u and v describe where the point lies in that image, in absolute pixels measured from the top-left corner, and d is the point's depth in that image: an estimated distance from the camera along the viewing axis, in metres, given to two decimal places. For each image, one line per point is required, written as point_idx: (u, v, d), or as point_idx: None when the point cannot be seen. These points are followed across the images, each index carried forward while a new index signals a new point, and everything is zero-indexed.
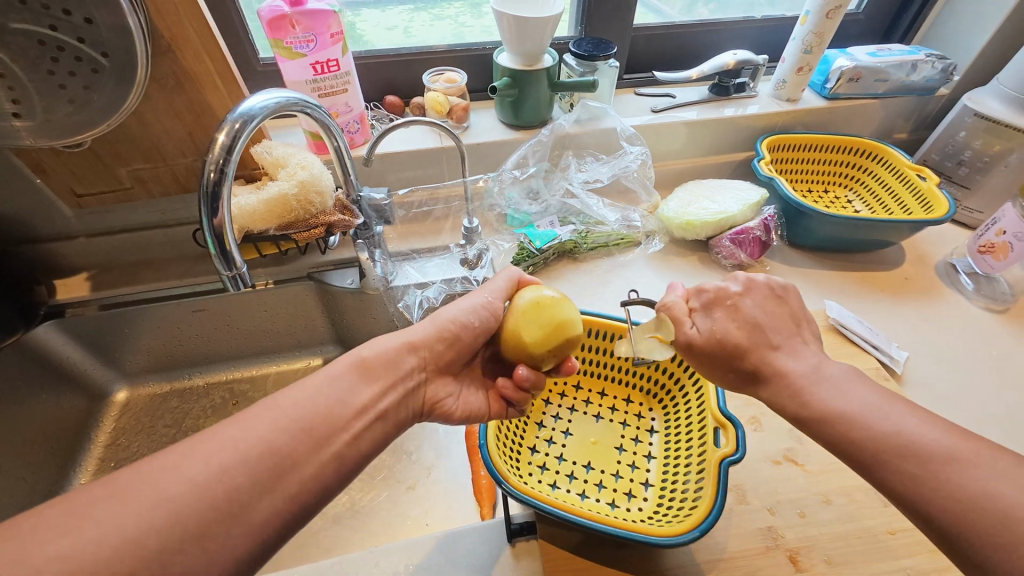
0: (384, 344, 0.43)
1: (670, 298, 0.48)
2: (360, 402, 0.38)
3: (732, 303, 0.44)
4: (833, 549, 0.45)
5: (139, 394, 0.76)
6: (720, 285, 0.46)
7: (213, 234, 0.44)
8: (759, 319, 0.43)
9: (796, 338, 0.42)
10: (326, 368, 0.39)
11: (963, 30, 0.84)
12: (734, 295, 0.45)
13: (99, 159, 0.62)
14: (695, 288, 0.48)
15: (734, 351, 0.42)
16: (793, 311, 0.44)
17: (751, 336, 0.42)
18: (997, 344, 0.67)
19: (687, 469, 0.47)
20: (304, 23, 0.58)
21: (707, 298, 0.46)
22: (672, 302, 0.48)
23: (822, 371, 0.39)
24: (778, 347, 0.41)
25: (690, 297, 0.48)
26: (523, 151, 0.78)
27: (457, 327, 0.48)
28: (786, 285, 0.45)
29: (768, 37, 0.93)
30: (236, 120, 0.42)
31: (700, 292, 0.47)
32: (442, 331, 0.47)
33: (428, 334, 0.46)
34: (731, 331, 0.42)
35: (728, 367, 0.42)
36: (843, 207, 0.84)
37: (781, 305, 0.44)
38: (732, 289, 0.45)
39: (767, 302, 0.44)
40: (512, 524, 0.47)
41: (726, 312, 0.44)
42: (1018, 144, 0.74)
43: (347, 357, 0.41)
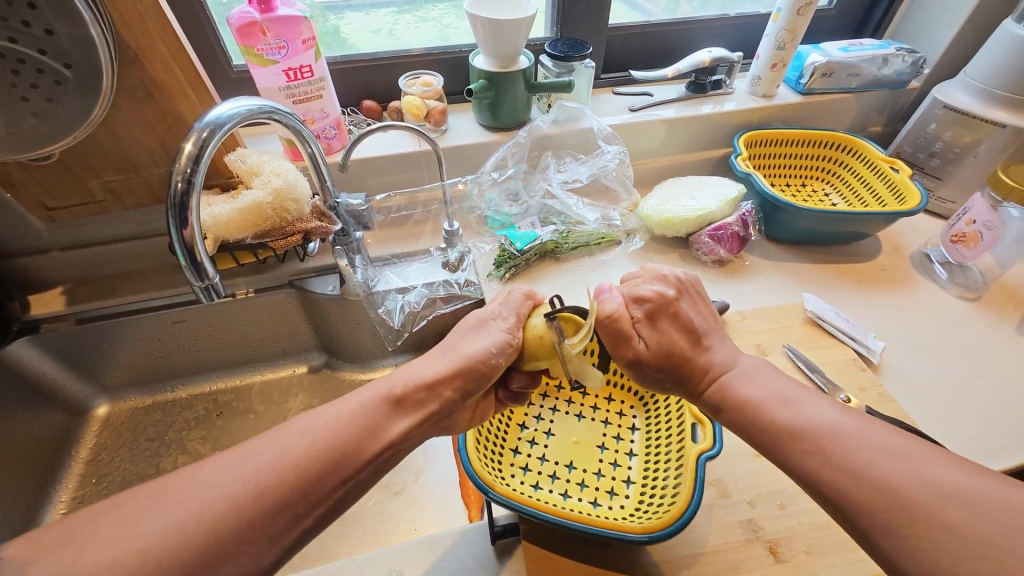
0: (413, 381, 0.40)
1: (615, 309, 0.44)
2: (387, 438, 0.37)
3: (673, 311, 0.44)
4: (813, 539, 0.45)
5: (121, 408, 0.75)
6: (657, 291, 0.45)
7: (183, 245, 0.43)
8: (697, 325, 0.44)
9: (719, 337, 0.45)
10: (357, 399, 0.37)
11: (932, 23, 0.86)
12: (671, 301, 0.44)
13: (69, 172, 0.61)
14: (630, 293, 0.45)
15: (680, 361, 0.42)
16: (710, 308, 0.47)
17: (691, 342, 0.43)
18: (972, 331, 0.68)
19: (668, 465, 0.48)
20: (275, 29, 0.58)
21: (650, 307, 0.44)
22: (618, 313, 0.44)
23: (742, 365, 0.42)
24: (708, 347, 0.43)
25: (631, 302, 0.45)
26: (502, 152, 0.78)
27: (479, 364, 0.43)
28: (698, 279, 0.48)
29: (743, 34, 0.94)
30: (204, 129, 0.41)
31: (640, 300, 0.44)
32: (463, 367, 0.42)
33: (447, 373, 0.41)
34: (675, 341, 0.43)
35: (672, 377, 0.43)
36: (820, 201, 0.85)
37: (703, 306, 0.46)
38: (670, 295, 0.45)
39: (695, 304, 0.46)
40: (496, 526, 0.47)
41: (670, 322, 0.43)
42: (986, 135, 0.75)
43: (374, 392, 0.38)
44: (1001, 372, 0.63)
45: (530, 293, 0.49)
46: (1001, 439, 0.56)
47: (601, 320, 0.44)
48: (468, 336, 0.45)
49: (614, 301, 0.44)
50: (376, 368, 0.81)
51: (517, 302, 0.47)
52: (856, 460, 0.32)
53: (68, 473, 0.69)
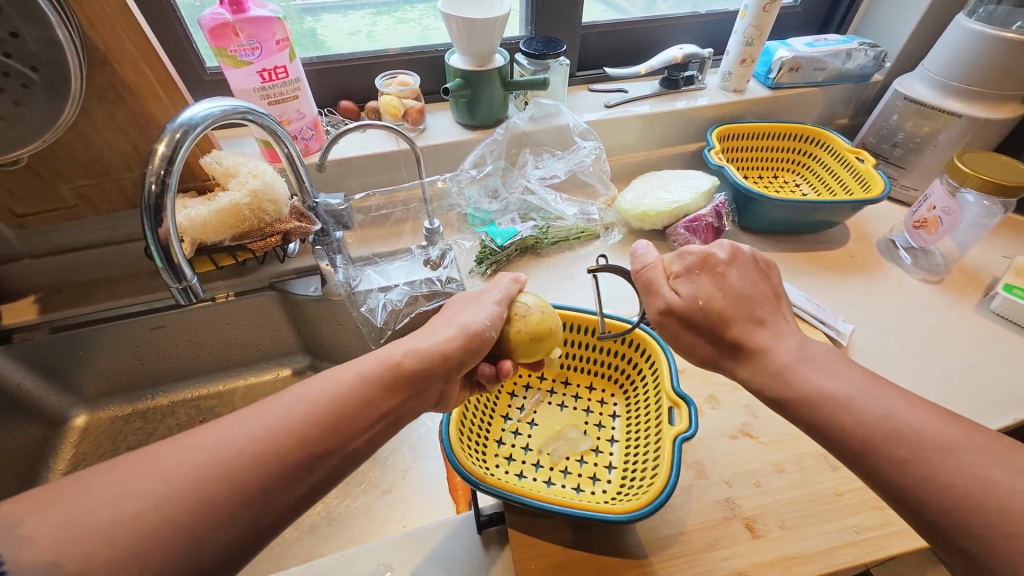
0: (418, 351, 0.42)
1: (650, 261, 0.47)
2: (386, 408, 0.38)
3: (719, 272, 0.44)
4: (787, 514, 0.47)
5: (100, 417, 0.74)
6: (705, 250, 0.45)
7: (159, 246, 0.43)
8: (743, 289, 0.43)
9: (775, 314, 0.43)
10: (356, 369, 0.39)
11: (892, 18, 0.89)
12: (722, 262, 0.44)
13: (40, 177, 0.60)
14: (676, 252, 0.47)
15: (713, 316, 0.42)
16: (773, 286, 0.45)
17: (736, 305, 0.42)
18: (935, 312, 0.71)
19: (647, 449, 0.49)
20: (248, 30, 0.58)
21: (691, 263, 0.45)
22: (652, 265, 0.47)
23: (807, 355, 0.39)
24: (760, 321, 0.42)
25: (676, 258, 0.46)
26: (480, 151, 0.79)
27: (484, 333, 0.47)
28: (766, 260, 0.46)
29: (713, 31, 0.96)
30: (176, 130, 0.41)
31: (683, 255, 0.46)
32: (468, 336, 0.46)
33: (452, 342, 0.45)
34: (712, 297, 0.43)
35: (703, 330, 0.43)
36: (791, 191, 0.88)
37: (764, 280, 0.45)
38: (716, 255, 0.45)
39: (751, 274, 0.45)
40: (482, 516, 0.48)
41: (711, 280, 0.44)
42: (944, 124, 0.79)
43: (379, 359, 0.40)
44: (962, 350, 0.66)
45: (516, 279, 0.54)
46: (962, 413, 0.59)
47: (637, 270, 0.48)
48: (468, 310, 0.49)
49: (650, 256, 0.47)
50: None
51: (506, 283, 0.53)
52: None
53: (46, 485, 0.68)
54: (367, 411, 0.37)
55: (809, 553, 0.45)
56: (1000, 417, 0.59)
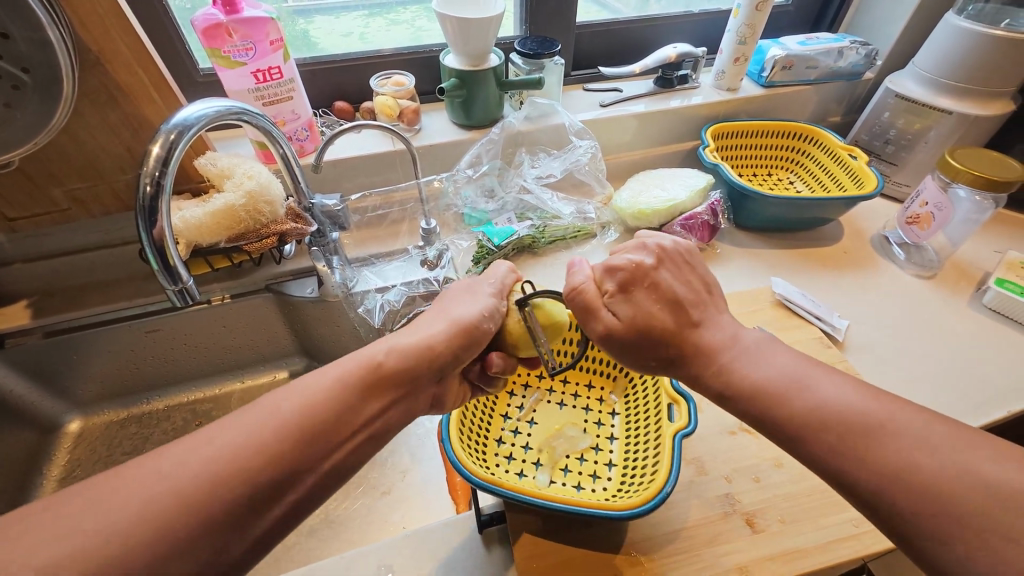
0: (402, 349, 0.41)
1: (582, 280, 0.44)
2: (365, 416, 0.37)
3: (650, 282, 0.42)
4: (786, 509, 0.48)
5: (94, 423, 0.73)
6: (634, 259, 0.43)
7: (154, 248, 0.43)
8: (678, 293, 0.42)
9: (712, 310, 0.43)
10: (336, 371, 0.38)
11: (882, 17, 0.90)
12: (649, 270, 0.42)
13: (31, 181, 0.59)
14: (602, 266, 0.44)
15: (660, 335, 0.40)
16: (701, 276, 0.44)
17: (675, 316, 0.41)
18: (929, 306, 0.72)
19: (646, 446, 0.49)
20: (242, 31, 0.58)
21: (622, 278, 0.42)
22: (584, 285, 0.43)
23: (740, 341, 0.40)
24: (698, 322, 0.41)
25: (603, 276, 0.44)
26: (476, 150, 0.79)
27: (475, 329, 0.45)
28: (687, 247, 0.45)
29: (706, 30, 0.97)
30: (171, 131, 0.41)
31: (613, 271, 0.43)
32: (458, 330, 0.44)
33: (443, 337, 0.43)
34: (654, 313, 0.41)
35: (653, 354, 0.41)
36: (785, 189, 0.88)
37: (691, 273, 0.44)
38: (645, 264, 0.43)
39: (678, 272, 0.44)
40: (483, 515, 0.48)
41: (645, 293, 0.41)
42: (935, 121, 0.80)
43: (358, 362, 0.39)
44: (956, 344, 0.67)
45: (513, 269, 0.51)
46: (957, 406, 0.60)
47: (569, 294, 0.44)
48: (461, 302, 0.47)
49: (584, 273, 0.44)
50: None
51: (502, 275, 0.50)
52: (816, 426, 0.34)
53: (40, 492, 0.67)
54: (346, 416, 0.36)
55: (809, 546, 0.45)
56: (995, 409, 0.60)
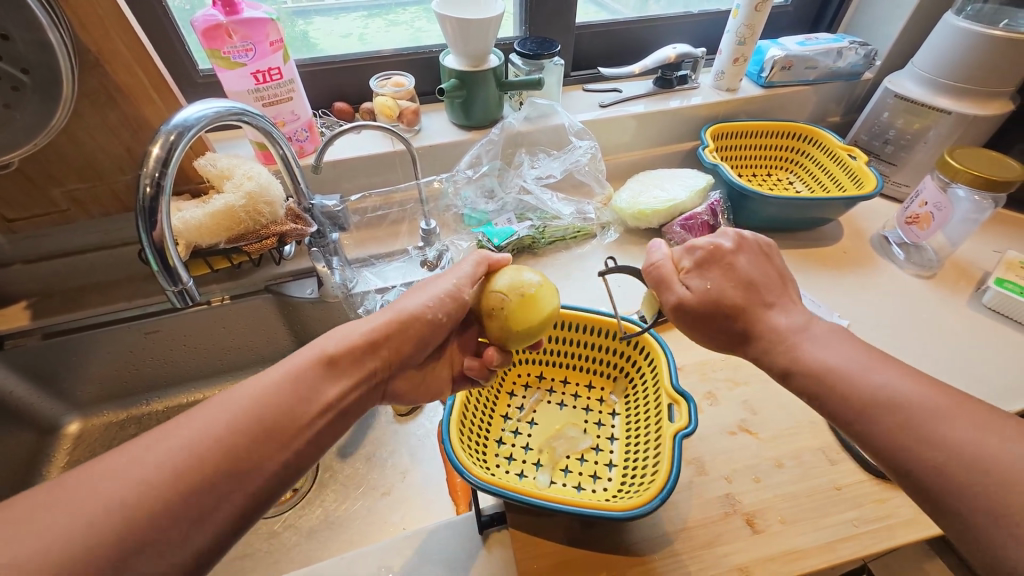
0: (351, 339, 0.42)
1: (661, 257, 0.47)
2: (327, 398, 0.38)
3: (727, 262, 0.43)
4: (787, 509, 0.48)
5: (94, 424, 0.73)
6: (712, 242, 0.45)
7: (154, 248, 0.43)
8: (753, 277, 0.43)
9: (785, 298, 0.43)
10: (287, 366, 0.38)
11: (881, 17, 0.90)
12: (727, 253, 0.44)
13: (31, 182, 0.59)
14: (683, 248, 0.46)
15: (729, 309, 0.42)
16: (778, 268, 0.45)
17: (746, 293, 0.42)
18: (930, 306, 0.72)
19: (647, 446, 0.49)
20: (241, 32, 0.58)
21: (700, 258, 0.45)
22: (662, 261, 0.46)
23: (810, 330, 0.40)
24: (770, 304, 0.42)
25: (683, 255, 0.46)
26: (476, 150, 0.79)
27: (418, 318, 0.46)
28: (769, 243, 0.46)
29: (705, 31, 0.97)
30: (171, 132, 0.41)
31: (693, 250, 0.45)
32: (401, 320, 0.45)
33: (388, 324, 0.45)
34: (725, 290, 0.42)
35: (722, 327, 0.43)
36: (785, 189, 0.89)
37: (769, 264, 0.45)
38: (724, 246, 0.44)
39: (757, 260, 0.45)
40: (483, 516, 0.48)
41: (721, 272, 0.43)
42: (934, 121, 0.80)
43: (310, 352, 0.40)
44: (956, 343, 0.67)
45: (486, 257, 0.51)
46: None
47: (648, 269, 0.47)
48: (406, 297, 0.48)
49: (663, 252, 0.47)
50: None
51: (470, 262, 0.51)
52: None
53: None
54: (307, 400, 0.37)
55: (809, 546, 0.45)
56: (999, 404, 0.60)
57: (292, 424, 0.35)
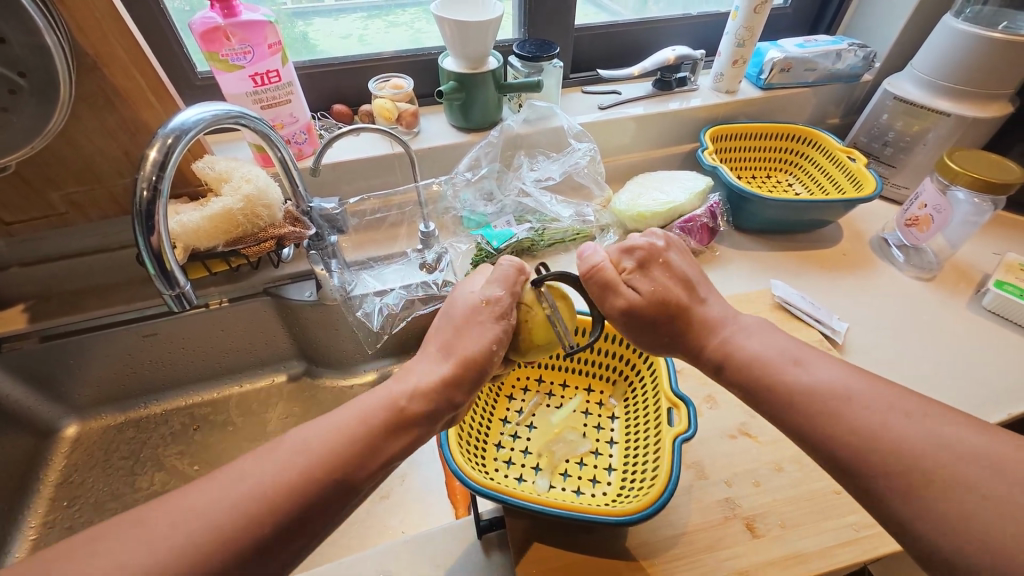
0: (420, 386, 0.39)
1: (599, 259, 0.44)
2: (385, 457, 0.36)
3: (664, 261, 0.44)
4: (787, 513, 0.47)
5: (92, 427, 0.73)
6: (648, 241, 0.45)
7: (151, 252, 0.42)
8: (688, 274, 0.44)
9: (712, 290, 0.45)
10: (359, 411, 0.37)
11: (880, 19, 0.90)
12: (662, 251, 0.45)
13: (29, 185, 0.59)
14: (620, 247, 0.45)
15: (675, 310, 0.42)
16: (703, 260, 0.47)
17: (685, 292, 0.43)
18: (930, 308, 0.72)
19: (646, 450, 0.49)
20: (239, 34, 0.57)
21: (639, 257, 0.44)
22: (601, 263, 0.44)
23: (738, 320, 0.43)
24: (705, 300, 0.44)
25: (620, 255, 0.45)
26: (475, 153, 0.79)
27: (483, 361, 0.41)
28: (691, 237, 0.49)
29: (704, 32, 0.97)
30: (168, 135, 0.41)
31: (630, 251, 0.44)
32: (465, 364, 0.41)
33: (455, 371, 0.40)
34: (670, 289, 0.43)
35: (668, 330, 0.43)
36: (784, 191, 0.89)
37: (696, 257, 0.47)
38: (660, 245, 0.45)
39: (688, 255, 0.46)
40: (482, 520, 0.48)
41: (661, 271, 0.44)
42: (933, 123, 0.80)
43: (382, 399, 0.38)
44: (957, 346, 0.67)
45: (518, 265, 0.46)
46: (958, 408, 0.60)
47: (587, 273, 0.44)
48: (465, 329, 0.43)
49: (601, 254, 0.44)
50: (356, 373, 0.81)
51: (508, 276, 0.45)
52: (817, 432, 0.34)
53: (37, 497, 0.67)
54: (369, 457, 0.35)
55: (810, 550, 0.45)
56: (987, 415, 0.59)
57: (344, 455, 0.34)
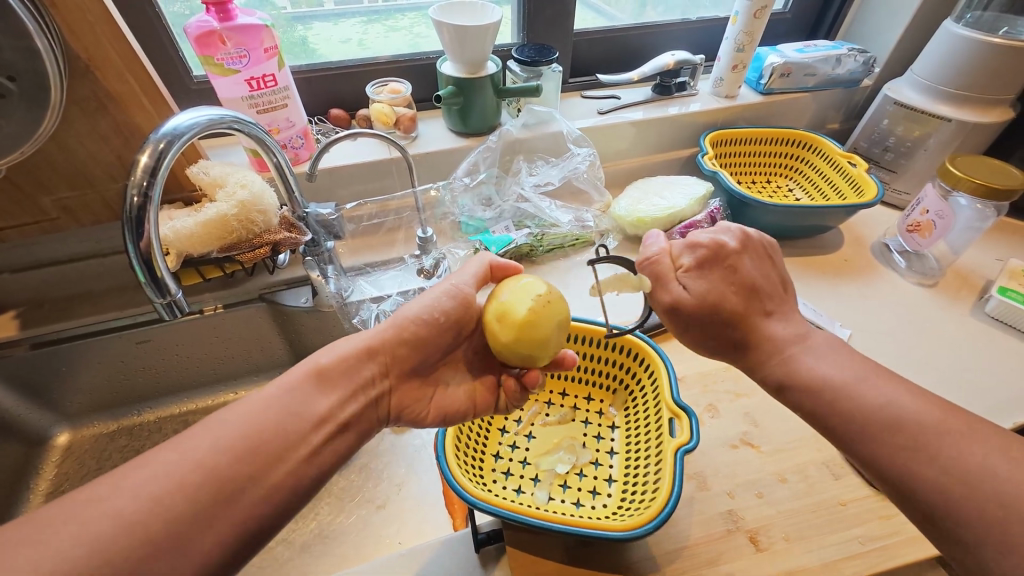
0: (343, 350, 0.42)
1: (657, 252, 0.46)
2: (319, 413, 0.38)
3: (730, 263, 0.43)
4: (792, 525, 0.46)
5: (83, 435, 0.72)
6: (715, 241, 0.45)
7: (141, 259, 0.41)
8: (756, 280, 0.43)
9: (783, 303, 0.44)
10: (279, 381, 0.39)
11: (880, 24, 0.90)
12: (732, 252, 0.44)
13: (19, 190, 0.58)
14: (684, 243, 0.46)
15: (731, 316, 0.42)
16: (780, 272, 0.45)
17: (747, 300, 0.43)
18: (933, 315, 0.71)
19: (647, 462, 0.48)
20: (235, 38, 0.57)
21: (702, 255, 0.44)
22: (660, 258, 0.46)
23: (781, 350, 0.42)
24: (768, 312, 0.43)
25: (683, 251, 0.45)
26: (473, 158, 0.78)
27: (417, 324, 0.45)
28: (773, 243, 0.47)
29: (703, 37, 0.97)
30: (160, 140, 0.40)
31: (694, 247, 0.45)
32: (398, 323, 0.45)
33: (386, 332, 0.45)
34: (728, 295, 0.42)
35: (717, 333, 0.43)
36: (784, 197, 0.88)
37: (771, 266, 0.45)
38: (728, 244, 0.44)
39: (761, 262, 0.45)
40: (480, 534, 0.47)
41: (723, 273, 0.43)
42: (934, 128, 0.79)
43: (302, 368, 0.40)
44: (960, 352, 0.66)
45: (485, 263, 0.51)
46: None
47: (642, 263, 0.47)
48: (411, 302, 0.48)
49: (660, 246, 0.47)
50: None
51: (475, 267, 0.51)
52: None
53: (26, 507, 0.65)
54: None
55: (814, 564, 0.44)
56: None
57: None
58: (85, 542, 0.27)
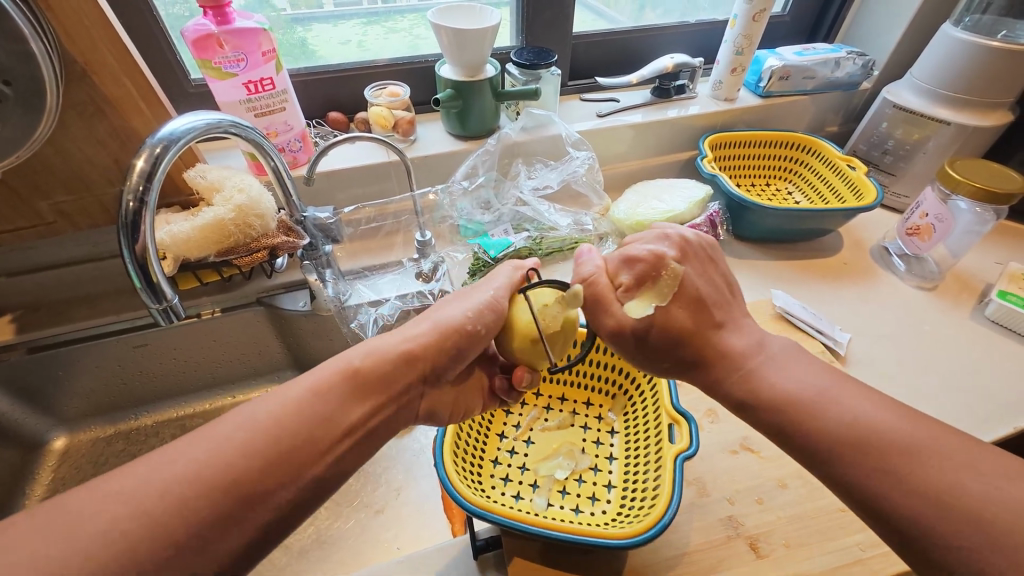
0: (380, 354, 0.41)
1: (593, 271, 0.46)
2: (348, 423, 0.37)
3: (666, 274, 0.43)
4: (792, 532, 0.46)
5: (80, 439, 0.72)
6: (654, 252, 0.44)
7: (136, 264, 0.41)
8: (700, 291, 0.43)
9: (734, 312, 0.43)
10: (308, 382, 0.37)
11: (879, 26, 0.90)
12: (668, 260, 0.44)
13: (15, 194, 0.58)
14: (620, 258, 0.45)
15: (681, 335, 0.41)
16: (723, 275, 0.45)
17: (695, 315, 0.42)
18: (933, 318, 0.71)
19: (647, 467, 0.48)
20: (233, 42, 0.57)
21: (640, 270, 0.44)
22: (596, 275, 0.45)
23: (778, 350, 0.42)
24: (721, 325, 0.42)
25: (621, 266, 0.45)
26: (472, 161, 0.77)
27: (460, 331, 0.44)
28: (712, 244, 0.47)
29: (703, 40, 0.97)
30: (157, 145, 0.40)
31: (632, 262, 0.45)
32: (440, 329, 0.44)
33: (425, 338, 0.43)
34: (677, 311, 0.42)
35: (671, 355, 0.42)
36: (784, 200, 0.88)
37: (714, 268, 0.45)
38: (666, 256, 0.44)
39: (705, 268, 0.45)
40: (478, 540, 0.46)
41: (667, 286, 0.43)
42: (933, 131, 0.79)
43: (334, 367, 0.39)
44: (960, 356, 0.66)
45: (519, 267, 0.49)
46: (964, 421, 0.59)
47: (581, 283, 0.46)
48: (449, 304, 0.46)
49: (594, 264, 0.46)
50: None
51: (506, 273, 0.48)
52: None
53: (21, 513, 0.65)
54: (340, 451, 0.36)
55: (815, 571, 0.43)
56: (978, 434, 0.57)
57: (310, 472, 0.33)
58: (79, 554, 0.27)
